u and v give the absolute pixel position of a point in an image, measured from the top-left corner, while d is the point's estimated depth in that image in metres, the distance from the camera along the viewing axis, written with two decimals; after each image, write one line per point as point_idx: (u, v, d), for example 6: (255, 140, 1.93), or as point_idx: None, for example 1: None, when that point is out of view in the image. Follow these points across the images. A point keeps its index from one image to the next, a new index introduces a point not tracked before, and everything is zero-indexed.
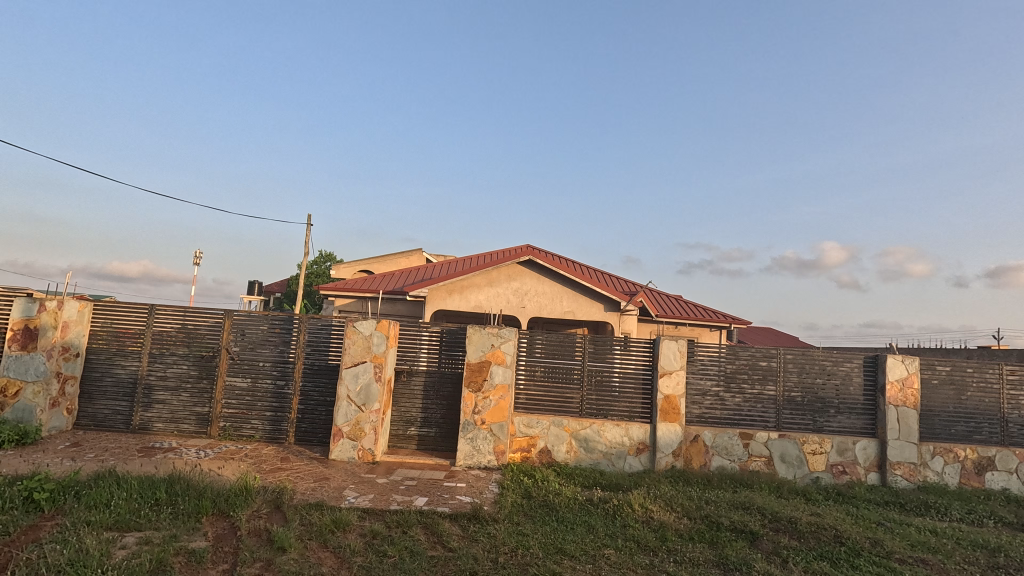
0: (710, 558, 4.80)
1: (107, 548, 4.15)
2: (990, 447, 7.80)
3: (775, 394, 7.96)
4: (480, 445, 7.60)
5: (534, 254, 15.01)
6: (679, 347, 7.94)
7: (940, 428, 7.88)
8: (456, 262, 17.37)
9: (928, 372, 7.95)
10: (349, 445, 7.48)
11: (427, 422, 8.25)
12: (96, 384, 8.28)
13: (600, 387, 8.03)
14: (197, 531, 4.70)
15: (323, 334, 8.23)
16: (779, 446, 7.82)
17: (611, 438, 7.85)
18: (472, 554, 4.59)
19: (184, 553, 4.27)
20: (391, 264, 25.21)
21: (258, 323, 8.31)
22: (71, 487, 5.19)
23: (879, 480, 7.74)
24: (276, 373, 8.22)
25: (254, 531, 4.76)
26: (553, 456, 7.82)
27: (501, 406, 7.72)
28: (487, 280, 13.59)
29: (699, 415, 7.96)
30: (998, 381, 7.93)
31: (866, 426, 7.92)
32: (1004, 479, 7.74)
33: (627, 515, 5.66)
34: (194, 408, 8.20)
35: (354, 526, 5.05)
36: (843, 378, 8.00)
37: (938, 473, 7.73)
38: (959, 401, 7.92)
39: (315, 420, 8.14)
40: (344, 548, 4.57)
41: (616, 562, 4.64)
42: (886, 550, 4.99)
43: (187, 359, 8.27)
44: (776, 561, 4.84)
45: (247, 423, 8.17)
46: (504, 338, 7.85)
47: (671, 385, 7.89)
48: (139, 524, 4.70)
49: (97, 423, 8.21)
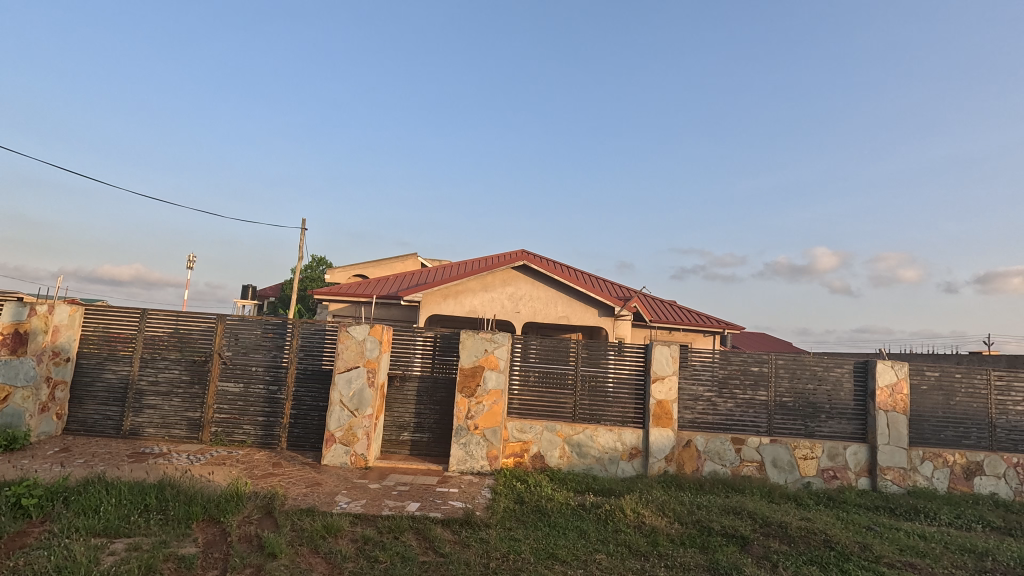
0: (701, 563, 4.82)
1: (95, 555, 4.13)
2: (978, 452, 7.86)
3: (766, 399, 8.00)
4: (474, 450, 7.59)
5: (530, 258, 15.03)
6: (671, 352, 7.97)
7: (929, 433, 7.94)
8: (451, 266, 17.40)
9: (917, 377, 8.02)
10: (342, 450, 7.45)
11: (421, 427, 8.24)
12: (87, 388, 8.23)
13: (594, 392, 8.05)
14: (188, 537, 4.68)
15: (316, 339, 8.22)
16: (770, 451, 7.86)
17: (604, 443, 7.86)
18: (464, 559, 4.59)
19: (173, 560, 4.25)
20: (386, 269, 25.24)
21: (251, 328, 8.28)
22: (59, 493, 5.15)
23: (870, 485, 7.78)
24: (268, 378, 8.20)
25: (244, 537, 4.74)
26: (546, 461, 7.84)
27: (495, 411, 7.72)
28: (482, 285, 13.64)
29: (691, 420, 8.00)
30: (986, 386, 7.99)
31: (857, 431, 7.97)
32: (993, 483, 7.79)
33: (619, 520, 5.67)
34: (185, 413, 8.16)
35: (346, 531, 5.04)
36: (833, 383, 8.05)
37: (927, 478, 7.79)
38: (948, 406, 7.99)
39: (307, 424, 8.11)
40: (335, 554, 4.56)
41: (607, 566, 4.66)
42: (875, 554, 5.01)
43: (179, 364, 8.23)
44: (767, 565, 4.86)
45: (239, 429, 8.13)
46: (497, 343, 7.86)
47: (664, 390, 7.91)
48: (129, 530, 4.67)
49: (87, 428, 8.16)
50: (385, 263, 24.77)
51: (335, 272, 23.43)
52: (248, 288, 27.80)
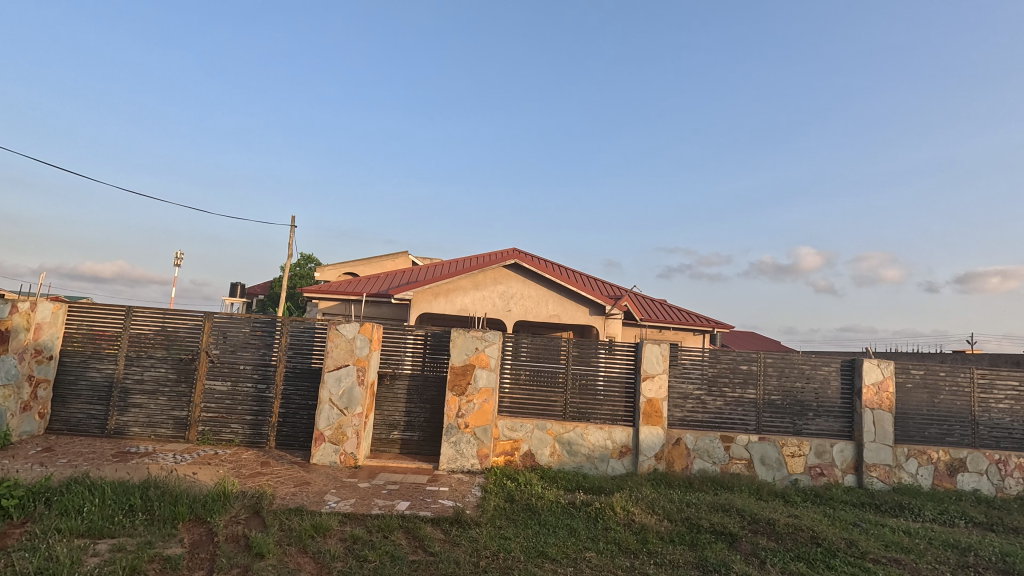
0: (690, 560, 4.84)
1: (78, 556, 4.06)
2: (961, 449, 7.97)
3: (755, 397, 8.06)
4: (464, 448, 7.57)
5: (521, 256, 14.98)
6: (662, 351, 7.99)
7: (914, 431, 8.05)
8: (439, 265, 17.29)
9: (903, 375, 8.12)
10: (331, 449, 7.40)
11: (410, 426, 8.20)
12: (70, 387, 8.10)
13: (584, 390, 8.06)
14: (174, 537, 4.62)
15: (306, 336, 8.15)
16: (759, 448, 7.92)
17: (594, 441, 7.87)
18: (454, 558, 4.57)
19: (159, 560, 4.19)
20: (376, 268, 25.24)
21: (240, 326, 8.20)
22: (42, 494, 5.06)
23: (856, 482, 7.87)
24: (256, 377, 8.12)
25: (231, 537, 4.69)
26: (537, 459, 7.84)
27: (485, 409, 7.69)
28: (473, 283, 13.61)
29: (681, 418, 8.04)
30: (969, 385, 8.12)
31: (843, 429, 8.06)
32: (975, 480, 7.92)
33: (608, 518, 5.68)
34: (172, 412, 8.06)
35: (335, 531, 5.00)
36: (820, 381, 8.14)
37: (912, 475, 7.90)
38: (933, 403, 8.10)
39: (296, 423, 8.04)
40: (324, 554, 4.52)
41: (597, 564, 4.67)
42: (861, 550, 5.08)
43: (165, 362, 8.13)
44: (755, 562, 4.90)
45: (227, 428, 8.05)
46: (488, 341, 7.82)
47: (654, 389, 7.94)
48: (113, 531, 4.60)
49: (70, 428, 8.03)
50: (375, 261, 24.68)
51: (325, 271, 23.29)
52: (237, 287, 27.45)
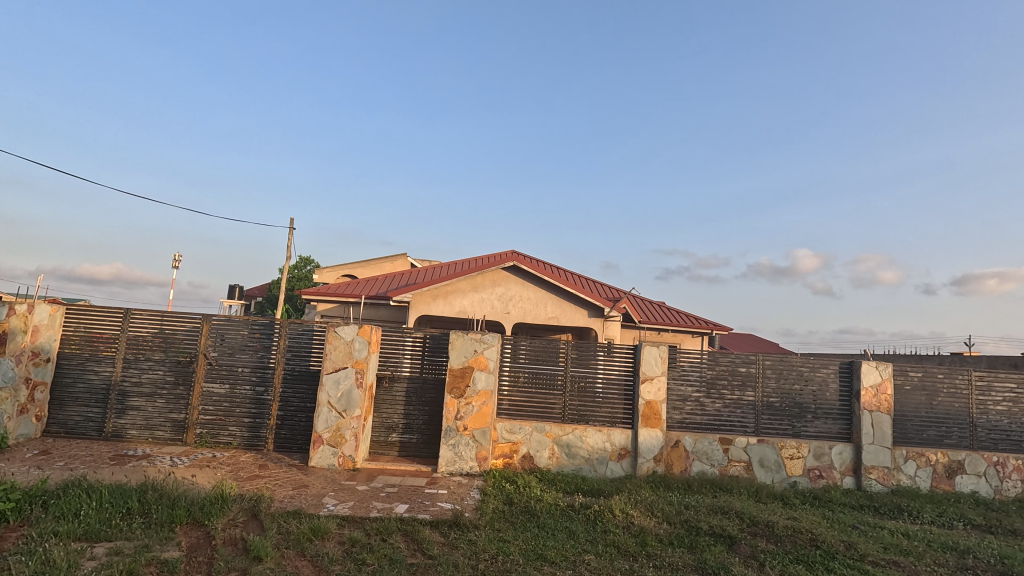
0: (689, 562, 4.84)
1: (75, 559, 4.04)
2: (959, 451, 7.98)
3: (754, 399, 8.06)
4: (463, 451, 7.56)
5: (521, 258, 14.98)
6: (660, 353, 8.00)
7: (912, 433, 8.06)
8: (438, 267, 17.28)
9: (901, 378, 8.13)
10: (330, 451, 7.39)
11: (409, 428, 8.19)
12: (68, 390, 8.08)
13: (583, 393, 8.06)
14: (171, 540, 4.60)
15: (305, 339, 8.14)
16: (757, 450, 7.92)
17: (593, 443, 7.87)
18: (453, 561, 4.56)
19: (156, 564, 4.16)
20: (375, 269, 25.22)
21: (238, 328, 8.18)
22: (38, 497, 5.04)
23: (855, 484, 7.87)
24: (255, 379, 8.10)
25: (229, 540, 4.68)
26: (536, 462, 7.83)
27: (484, 412, 7.68)
28: (472, 285, 13.60)
29: (680, 420, 8.03)
30: (967, 387, 8.13)
31: (842, 431, 8.06)
32: (974, 482, 7.92)
33: (607, 520, 5.67)
34: (170, 414, 8.04)
35: (333, 533, 4.99)
36: (819, 383, 8.14)
37: (910, 477, 7.90)
38: (931, 406, 8.11)
39: (295, 426, 8.03)
40: (322, 557, 4.51)
41: (596, 567, 4.66)
42: (860, 552, 5.08)
43: (163, 365, 8.11)
44: (754, 565, 4.89)
45: (225, 430, 8.03)
46: (487, 344, 7.82)
47: (652, 391, 7.95)
48: (110, 535, 4.58)
49: (68, 430, 8.01)
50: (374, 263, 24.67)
51: (323, 272, 23.29)
52: (235, 288, 27.40)
